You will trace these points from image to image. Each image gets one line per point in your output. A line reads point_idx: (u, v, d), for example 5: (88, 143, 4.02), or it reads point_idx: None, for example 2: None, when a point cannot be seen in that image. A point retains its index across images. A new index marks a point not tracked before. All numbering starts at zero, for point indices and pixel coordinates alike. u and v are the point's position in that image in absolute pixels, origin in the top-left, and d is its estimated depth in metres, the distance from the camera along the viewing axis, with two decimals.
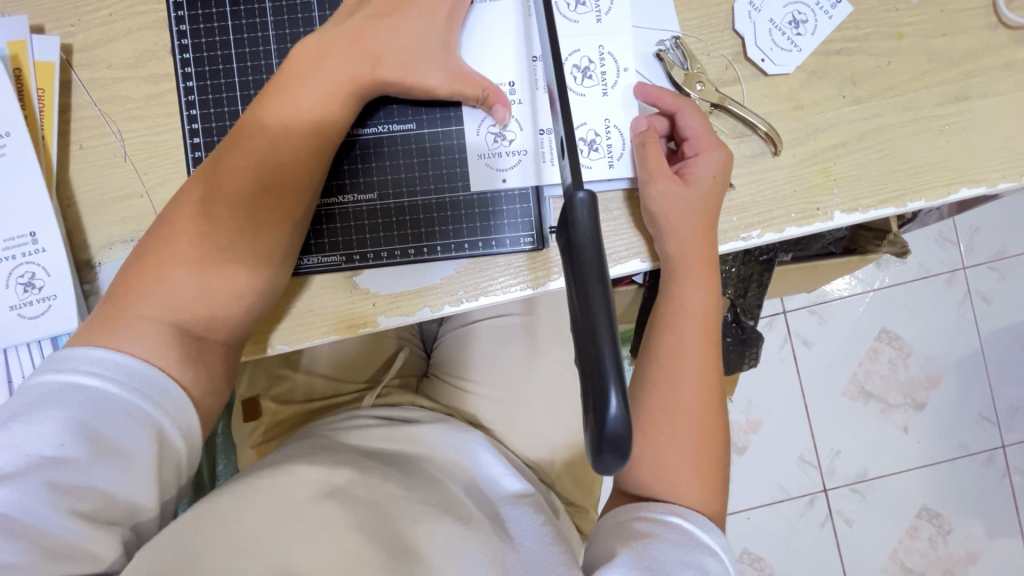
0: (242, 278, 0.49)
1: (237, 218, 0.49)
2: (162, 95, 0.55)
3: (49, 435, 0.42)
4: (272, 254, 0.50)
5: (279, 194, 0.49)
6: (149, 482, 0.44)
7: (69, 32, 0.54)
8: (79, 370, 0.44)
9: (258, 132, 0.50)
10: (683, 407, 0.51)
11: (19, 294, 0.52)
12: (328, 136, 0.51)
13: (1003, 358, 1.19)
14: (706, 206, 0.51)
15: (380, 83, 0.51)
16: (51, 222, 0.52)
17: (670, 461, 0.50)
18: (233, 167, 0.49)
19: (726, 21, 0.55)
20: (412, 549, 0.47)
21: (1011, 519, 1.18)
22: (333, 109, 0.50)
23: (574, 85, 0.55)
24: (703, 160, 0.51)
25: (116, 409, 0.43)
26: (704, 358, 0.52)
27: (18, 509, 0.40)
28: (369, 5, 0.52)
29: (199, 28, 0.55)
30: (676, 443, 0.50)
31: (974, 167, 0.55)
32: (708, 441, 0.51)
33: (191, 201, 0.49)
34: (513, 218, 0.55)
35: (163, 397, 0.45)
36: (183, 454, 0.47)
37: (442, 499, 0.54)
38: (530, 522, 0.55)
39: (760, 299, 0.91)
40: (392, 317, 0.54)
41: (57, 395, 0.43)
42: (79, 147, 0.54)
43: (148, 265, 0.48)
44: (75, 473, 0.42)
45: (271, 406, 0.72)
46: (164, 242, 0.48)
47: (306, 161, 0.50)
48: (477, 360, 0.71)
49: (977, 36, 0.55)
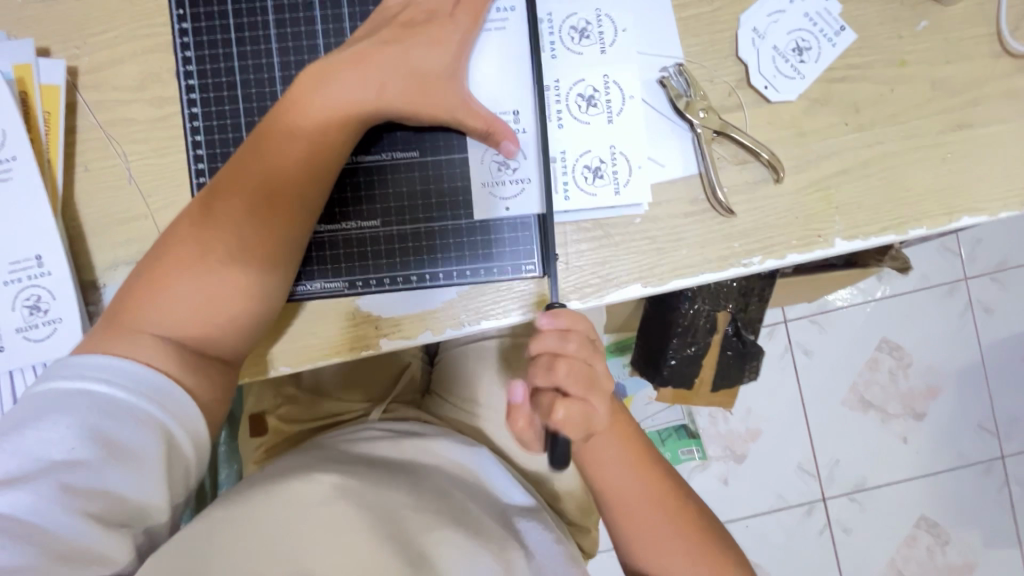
0: (245, 299, 0.49)
1: (237, 234, 0.49)
2: (167, 118, 0.55)
3: (60, 439, 0.42)
4: (277, 274, 0.50)
5: (281, 218, 0.50)
6: (159, 487, 0.45)
7: (74, 54, 0.54)
8: (90, 378, 0.45)
9: (259, 152, 0.50)
10: (637, 501, 0.55)
11: (24, 317, 0.53)
12: (327, 158, 0.51)
13: (1003, 369, 1.20)
14: (590, 388, 0.47)
15: (383, 111, 0.51)
16: (56, 245, 0.52)
17: (653, 546, 0.54)
18: (234, 185, 0.49)
19: (729, 48, 0.55)
20: (427, 554, 0.48)
21: (1008, 529, 1.18)
22: (334, 136, 0.50)
23: (579, 115, 0.55)
24: (570, 359, 0.46)
25: (129, 415, 0.44)
26: (636, 463, 0.55)
27: (31, 510, 0.41)
28: (378, 32, 0.52)
29: (204, 54, 0.55)
30: (649, 530, 0.54)
31: (976, 193, 0.55)
32: (672, 504, 0.55)
33: (195, 217, 0.49)
34: (514, 246, 0.55)
35: (173, 403, 0.46)
36: (191, 459, 0.47)
37: (454, 509, 0.54)
38: (538, 529, 0.58)
39: (761, 312, 0.94)
40: (396, 340, 0.55)
41: (65, 401, 0.43)
42: (85, 169, 0.54)
43: (153, 283, 0.48)
44: (86, 476, 0.42)
45: (275, 423, 0.73)
46: (168, 262, 0.49)
47: (306, 186, 0.50)
48: (479, 380, 0.72)
49: (981, 63, 0.55)
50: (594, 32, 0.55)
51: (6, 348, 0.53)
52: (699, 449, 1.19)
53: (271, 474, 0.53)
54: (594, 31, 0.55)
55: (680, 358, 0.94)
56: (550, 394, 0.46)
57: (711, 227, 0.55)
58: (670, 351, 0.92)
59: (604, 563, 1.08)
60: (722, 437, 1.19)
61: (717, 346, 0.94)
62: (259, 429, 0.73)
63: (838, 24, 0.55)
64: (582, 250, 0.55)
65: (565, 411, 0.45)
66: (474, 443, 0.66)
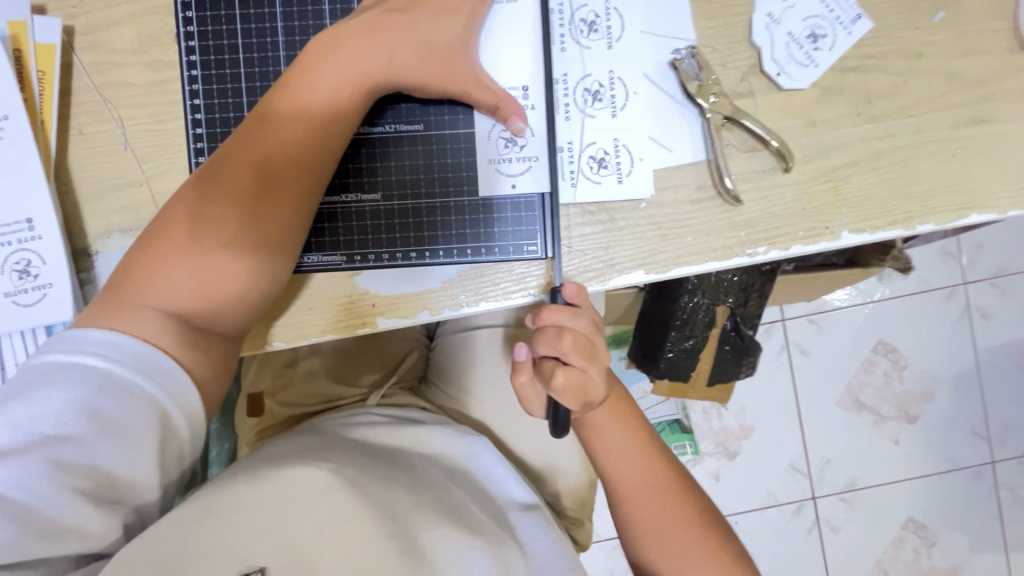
0: (247, 276, 0.48)
1: (243, 202, 0.48)
2: (166, 82, 0.54)
3: (54, 414, 0.42)
4: (281, 249, 0.49)
5: (288, 189, 0.49)
6: (153, 465, 0.45)
7: (71, 13, 0.53)
8: (85, 352, 0.44)
9: (270, 117, 0.49)
10: (639, 479, 0.56)
11: (14, 281, 0.51)
12: (337, 124, 0.49)
13: (998, 375, 1.20)
14: (588, 357, 0.47)
15: (396, 78, 0.50)
16: (49, 209, 0.51)
17: (651, 521, 0.55)
18: (241, 152, 0.48)
19: (744, 33, 0.54)
20: (423, 550, 0.48)
21: (994, 533, 1.19)
22: (344, 101, 0.49)
23: (583, 108, 0.54)
24: (575, 331, 0.47)
25: (122, 391, 0.43)
26: (641, 448, 0.57)
27: (21, 484, 0.41)
28: (388, 1, 0.50)
29: (206, 16, 0.53)
30: (648, 503, 0.55)
31: (985, 190, 0.54)
32: (672, 487, 0.56)
33: (201, 185, 0.48)
34: (516, 225, 0.54)
35: (168, 380, 0.45)
36: (186, 437, 0.47)
37: (451, 506, 0.54)
38: (541, 532, 0.57)
39: (760, 308, 0.92)
40: (391, 319, 0.54)
41: (61, 375, 0.43)
42: (79, 132, 0.53)
43: (155, 252, 0.48)
44: (79, 450, 0.42)
45: (272, 406, 0.72)
46: (169, 239, 0.48)
47: (315, 156, 0.49)
48: (475, 361, 0.71)
49: (997, 58, 0.54)
50: (603, 27, 0.54)
51: None
52: (692, 444, 1.19)
53: (264, 463, 0.53)
54: (603, 24, 0.54)
55: (678, 351, 0.93)
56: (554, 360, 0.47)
57: (718, 216, 0.54)
58: (669, 344, 0.92)
59: (591, 553, 1.09)
60: (715, 433, 1.19)
61: (715, 340, 0.94)
62: (256, 410, 0.72)
63: (855, 12, 0.54)
64: (586, 234, 0.54)
65: (564, 377, 0.46)
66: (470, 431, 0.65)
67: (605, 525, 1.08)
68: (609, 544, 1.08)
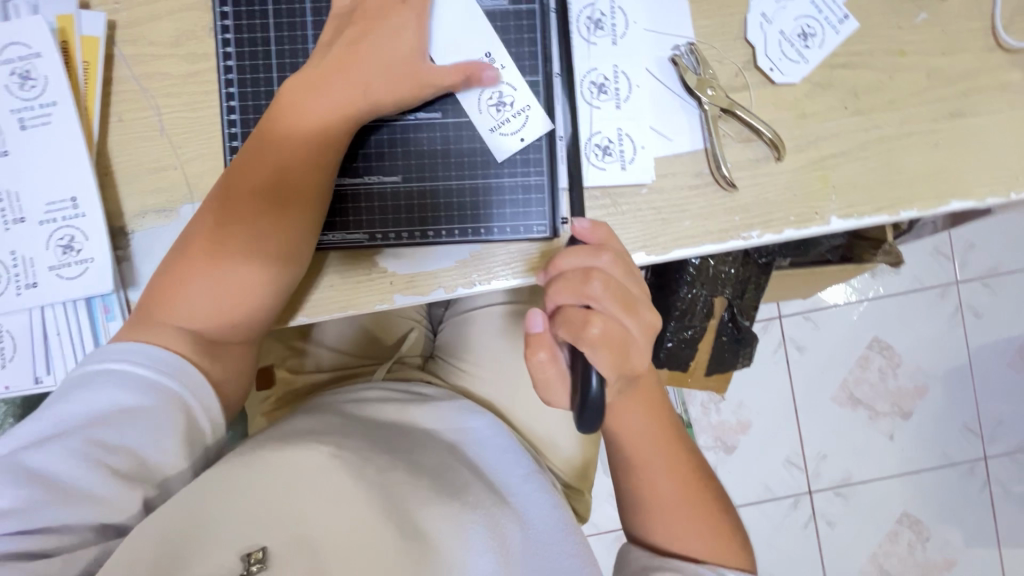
0: (266, 280, 0.52)
1: (255, 223, 0.52)
2: (199, 73, 0.57)
3: (86, 409, 0.46)
4: (296, 260, 0.53)
5: (295, 203, 0.53)
6: (174, 455, 0.49)
7: (114, 9, 0.57)
8: (113, 357, 0.48)
9: (269, 148, 0.53)
10: (659, 466, 0.55)
11: (58, 256, 0.55)
12: (333, 137, 0.53)
13: (989, 371, 1.23)
14: (622, 303, 0.46)
15: (373, 91, 0.53)
16: (91, 191, 0.55)
17: (666, 510, 0.54)
18: (247, 183, 0.53)
19: (739, 31, 0.58)
20: (422, 523, 0.51)
21: (987, 527, 1.22)
22: (334, 117, 0.53)
23: (589, 100, 0.58)
24: (604, 273, 0.46)
25: (146, 388, 0.48)
26: (663, 436, 0.56)
27: (61, 466, 0.45)
28: (344, 32, 0.54)
29: (241, 11, 0.57)
30: (667, 490, 0.55)
31: (964, 181, 0.58)
32: (688, 475, 0.55)
33: (211, 220, 0.52)
34: (527, 207, 0.58)
35: (187, 377, 0.49)
36: (203, 430, 0.51)
37: (448, 478, 0.57)
38: (541, 500, 0.60)
39: (756, 298, 0.94)
40: (408, 295, 0.58)
41: (93, 376, 0.47)
42: (118, 119, 0.57)
43: (171, 284, 0.52)
44: (108, 439, 0.46)
45: (284, 376, 0.76)
46: (188, 261, 0.52)
47: (319, 170, 0.53)
48: (483, 341, 0.75)
49: (976, 57, 0.58)
50: (608, 25, 0.58)
51: (38, 284, 0.55)
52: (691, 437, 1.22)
53: (269, 438, 0.55)
54: (608, 22, 0.58)
55: (676, 341, 0.97)
56: (583, 307, 0.46)
57: (715, 202, 0.57)
58: (669, 334, 0.95)
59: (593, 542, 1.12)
60: (713, 427, 1.22)
61: (713, 330, 0.98)
62: (267, 381, 0.76)
63: (843, 12, 0.58)
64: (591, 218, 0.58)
65: (599, 325, 0.45)
66: (472, 407, 0.68)
67: (606, 514, 1.11)
68: (610, 533, 1.11)
